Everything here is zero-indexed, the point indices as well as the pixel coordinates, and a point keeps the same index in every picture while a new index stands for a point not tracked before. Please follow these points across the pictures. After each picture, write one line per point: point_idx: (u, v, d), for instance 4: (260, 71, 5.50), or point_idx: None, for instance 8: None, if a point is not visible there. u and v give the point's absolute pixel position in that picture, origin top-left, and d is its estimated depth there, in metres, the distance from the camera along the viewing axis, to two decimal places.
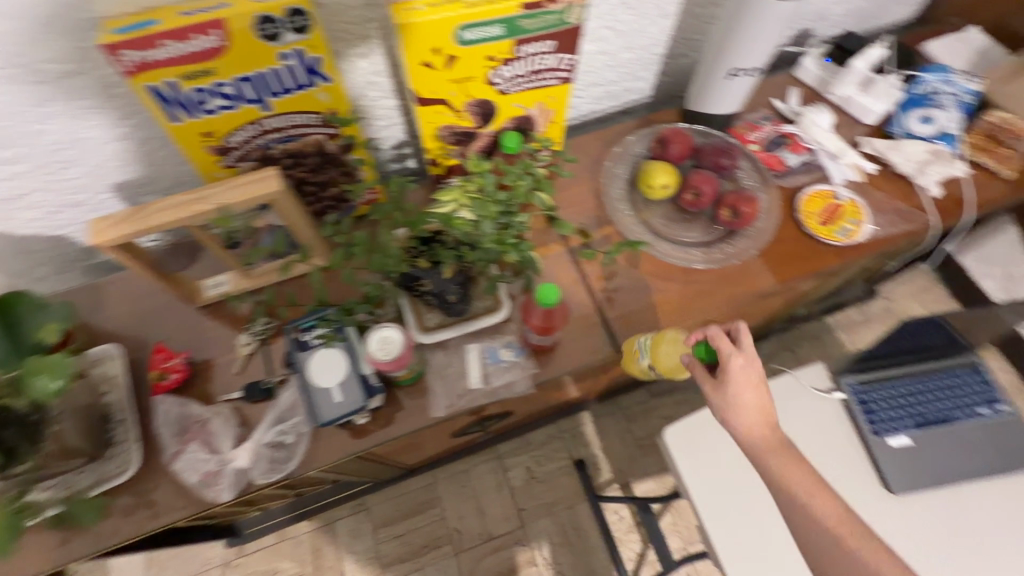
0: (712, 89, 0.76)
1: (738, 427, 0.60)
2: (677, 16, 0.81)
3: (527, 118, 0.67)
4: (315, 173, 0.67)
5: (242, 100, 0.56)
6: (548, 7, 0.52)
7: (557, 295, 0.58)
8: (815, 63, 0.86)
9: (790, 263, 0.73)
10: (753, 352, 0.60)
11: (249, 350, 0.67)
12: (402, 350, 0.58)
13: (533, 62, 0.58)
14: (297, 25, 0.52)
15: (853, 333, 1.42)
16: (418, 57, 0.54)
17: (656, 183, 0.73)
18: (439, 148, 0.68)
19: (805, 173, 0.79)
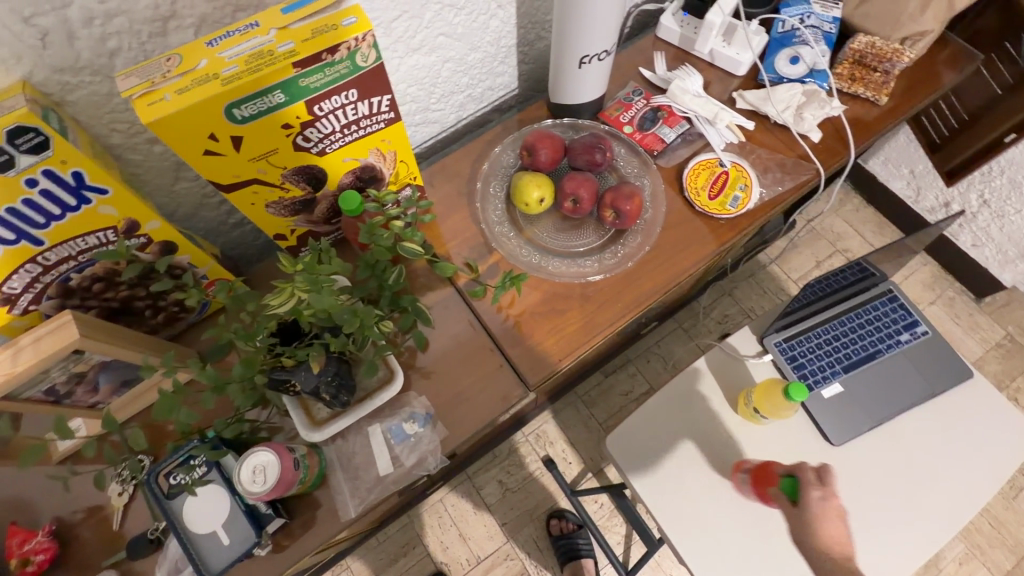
0: (570, 80, 0.70)
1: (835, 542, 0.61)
2: (516, 1, 0.73)
3: (366, 167, 0.59)
4: (141, 288, 0.58)
5: (1, 242, 0.47)
6: (329, 59, 0.44)
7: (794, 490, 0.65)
8: (674, 19, 0.79)
9: (685, 246, 0.69)
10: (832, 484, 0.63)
11: (124, 499, 0.59)
12: (282, 471, 0.51)
13: (342, 115, 0.50)
14: (29, 145, 0.43)
15: (785, 262, 1.42)
16: (194, 148, 0.45)
17: (531, 198, 0.67)
18: (276, 222, 0.60)
19: (685, 146, 0.74)
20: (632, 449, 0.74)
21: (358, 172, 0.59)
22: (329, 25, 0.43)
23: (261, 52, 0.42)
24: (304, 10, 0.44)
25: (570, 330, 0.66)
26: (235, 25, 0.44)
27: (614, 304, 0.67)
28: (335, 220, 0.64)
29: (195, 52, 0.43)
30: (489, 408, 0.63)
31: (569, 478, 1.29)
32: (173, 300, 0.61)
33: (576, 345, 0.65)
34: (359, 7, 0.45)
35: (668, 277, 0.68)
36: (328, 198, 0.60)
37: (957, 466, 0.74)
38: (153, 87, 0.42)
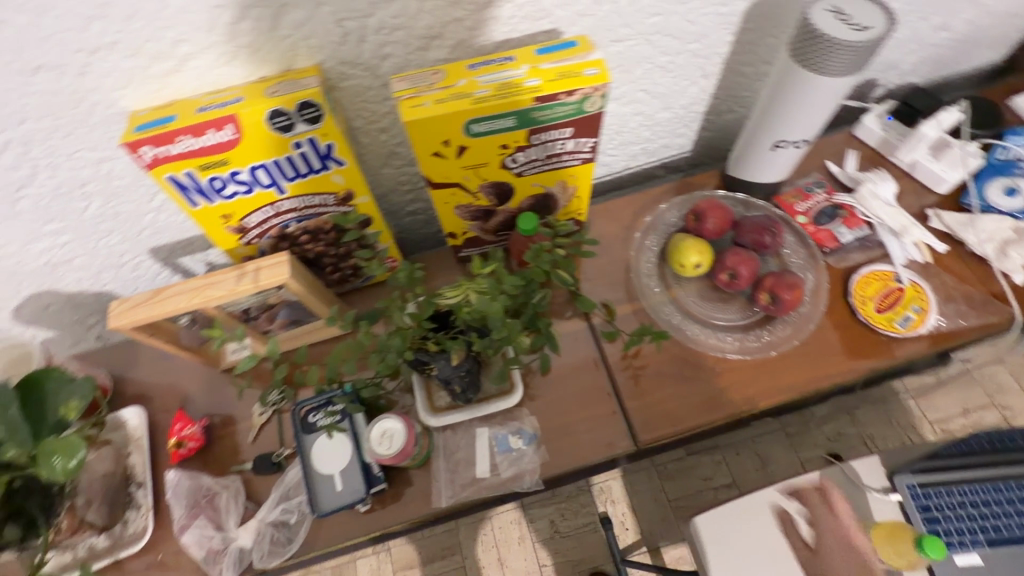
0: (756, 158, 0.70)
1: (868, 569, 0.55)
2: (720, 74, 0.75)
3: (548, 194, 0.64)
4: (333, 248, 0.67)
5: (257, 185, 0.57)
6: (563, 100, 0.49)
7: None
8: (878, 122, 0.76)
9: (838, 355, 0.66)
10: None
11: (263, 419, 0.68)
12: (405, 444, 0.56)
13: (550, 147, 0.55)
14: (308, 116, 0.52)
15: (924, 399, 1.27)
16: (428, 148, 0.52)
17: (688, 262, 0.68)
18: (455, 223, 0.66)
19: (860, 250, 0.71)
20: (715, 535, 0.74)
21: (539, 197, 0.64)
22: (573, 71, 0.48)
23: (510, 83, 0.48)
24: (554, 54, 0.50)
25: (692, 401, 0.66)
26: (493, 56, 0.51)
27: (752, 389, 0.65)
28: (502, 233, 0.70)
29: (456, 71, 0.50)
30: (592, 448, 0.64)
31: (622, 544, 1.24)
32: (351, 264, 0.70)
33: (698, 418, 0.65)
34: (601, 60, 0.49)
35: (809, 378, 0.65)
36: (505, 212, 0.66)
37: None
38: (417, 93, 0.49)
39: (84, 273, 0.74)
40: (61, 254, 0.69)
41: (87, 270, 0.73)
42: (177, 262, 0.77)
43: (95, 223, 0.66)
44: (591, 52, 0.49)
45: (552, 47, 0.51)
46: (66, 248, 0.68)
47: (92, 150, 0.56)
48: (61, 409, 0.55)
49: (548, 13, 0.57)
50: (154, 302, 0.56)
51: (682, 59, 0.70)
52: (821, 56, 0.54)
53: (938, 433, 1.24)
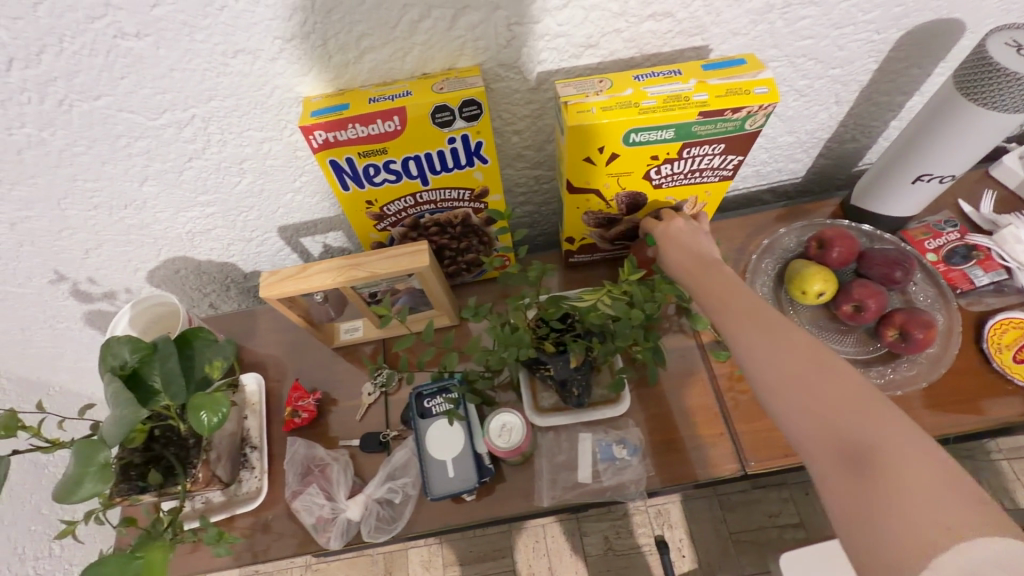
0: (889, 190, 0.68)
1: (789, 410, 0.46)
2: (854, 102, 0.73)
3: (677, 208, 0.64)
4: (456, 241, 0.70)
5: (406, 175, 0.60)
6: (727, 116, 0.49)
7: None
8: (1022, 164, 0.73)
9: (971, 402, 0.62)
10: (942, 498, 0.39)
11: (371, 399, 0.70)
12: (521, 439, 0.58)
13: (696, 162, 0.55)
14: (469, 113, 0.55)
15: (1017, 461, 1.19)
16: (581, 153, 0.53)
17: (811, 289, 0.66)
18: (578, 228, 0.67)
19: (996, 295, 0.68)
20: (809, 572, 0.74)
21: (666, 210, 0.65)
22: (740, 89, 0.49)
23: (677, 95, 0.49)
24: (720, 71, 0.51)
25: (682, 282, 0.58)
26: (657, 69, 0.52)
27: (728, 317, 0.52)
28: (619, 242, 0.70)
29: (621, 81, 0.51)
30: (699, 467, 0.63)
31: (677, 570, 1.21)
32: (468, 258, 0.72)
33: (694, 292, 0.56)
34: (768, 80, 0.50)
35: (939, 423, 0.62)
36: (629, 221, 0.66)
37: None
38: (582, 99, 0.51)
39: (217, 244, 0.79)
40: (203, 224, 0.74)
41: (220, 241, 0.78)
42: (299, 242, 0.81)
43: (239, 198, 0.70)
44: (759, 72, 0.50)
45: (718, 65, 0.51)
46: (209, 219, 0.73)
47: (260, 130, 0.60)
48: (205, 367, 0.59)
49: (704, 30, 0.58)
50: (300, 277, 0.60)
51: (820, 83, 0.69)
52: (990, 89, 0.53)
53: None
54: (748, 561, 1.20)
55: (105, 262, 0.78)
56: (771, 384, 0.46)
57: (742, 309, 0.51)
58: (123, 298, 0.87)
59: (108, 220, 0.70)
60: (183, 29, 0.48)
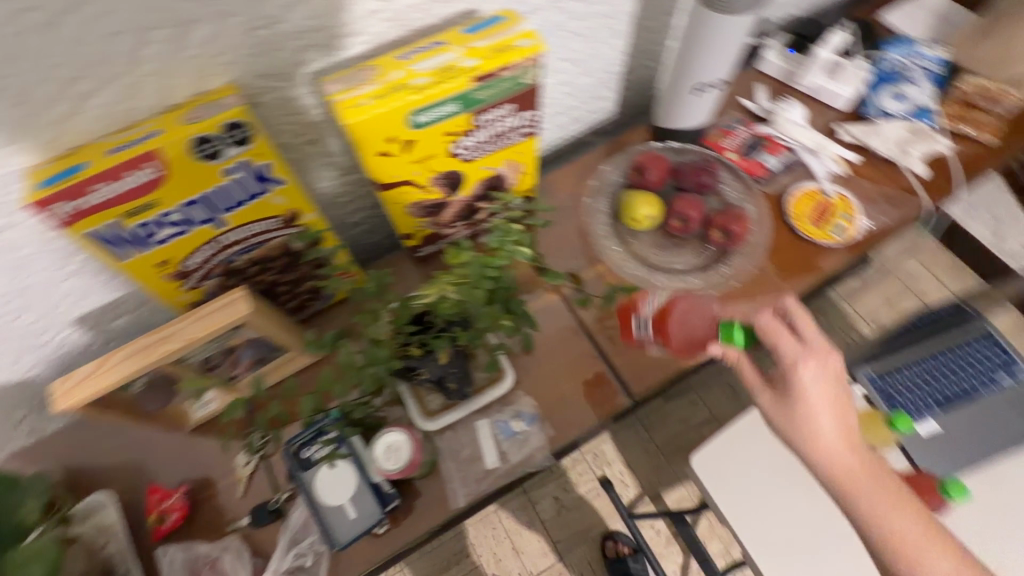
0: (680, 106, 0.73)
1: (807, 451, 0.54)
2: (631, 32, 0.77)
3: (498, 176, 0.64)
4: (286, 274, 0.64)
5: (193, 223, 0.53)
6: (501, 75, 0.48)
7: (958, 493, 0.65)
8: (779, 55, 0.82)
9: (790, 271, 0.71)
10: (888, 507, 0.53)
11: (250, 470, 0.63)
12: (412, 454, 0.56)
13: (494, 127, 0.55)
14: (237, 137, 0.48)
15: (855, 301, 1.40)
16: (373, 148, 0.50)
17: (640, 215, 0.71)
18: (410, 222, 0.65)
19: (788, 174, 0.76)
20: (719, 467, 0.75)
21: (489, 180, 0.64)
22: (507, 46, 0.48)
23: (447, 67, 0.48)
24: (484, 33, 0.49)
25: (782, 425, 0.55)
26: (422, 43, 0.49)
27: (783, 340, 0.55)
28: (457, 223, 0.69)
29: (388, 64, 0.48)
30: (592, 412, 0.66)
31: (625, 500, 1.28)
32: (308, 286, 0.67)
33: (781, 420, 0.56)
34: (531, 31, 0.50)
35: (773, 299, 0.70)
36: (458, 201, 0.65)
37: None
38: (352, 92, 0.47)
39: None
40: None
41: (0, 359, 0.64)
42: (107, 328, 0.69)
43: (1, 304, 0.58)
44: (520, 26, 0.49)
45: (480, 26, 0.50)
46: None
47: None
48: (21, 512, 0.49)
49: None
50: (103, 372, 0.51)
51: (594, 22, 0.71)
52: None
53: (872, 327, 1.37)
54: (680, 466, 1.31)
55: None
56: (798, 435, 0.54)
57: (838, 398, 0.54)
58: None
59: None
60: None
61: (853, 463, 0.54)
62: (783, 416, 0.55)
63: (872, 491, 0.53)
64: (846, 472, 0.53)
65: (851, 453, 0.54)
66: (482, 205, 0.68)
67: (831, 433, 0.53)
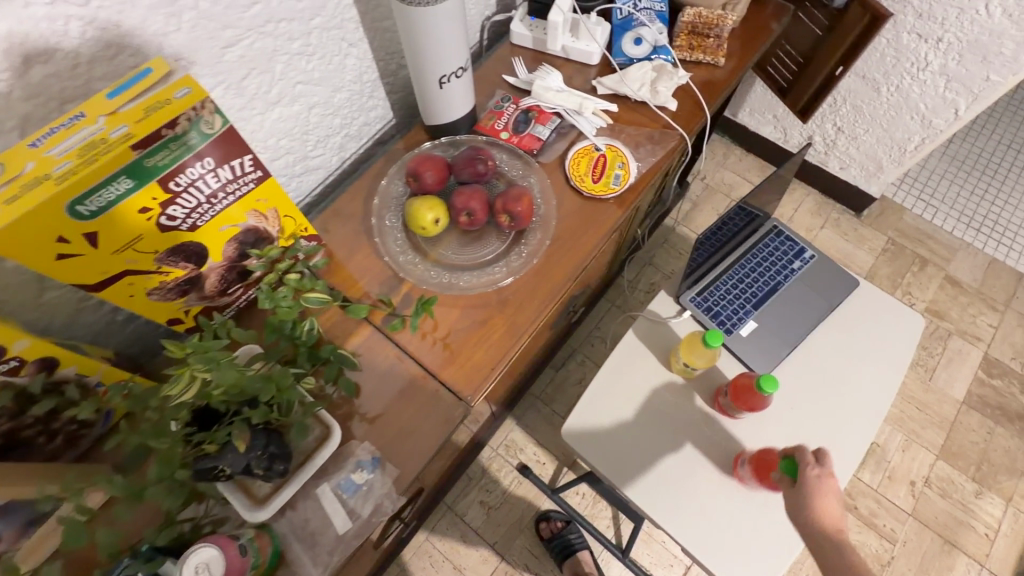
0: (434, 102, 0.72)
1: (813, 510, 0.64)
2: (366, 37, 0.74)
3: (250, 231, 0.58)
4: (27, 416, 0.53)
5: None
6: (168, 134, 0.43)
7: (771, 383, 0.70)
8: (523, 25, 0.83)
9: (585, 231, 0.73)
10: (832, 469, 0.66)
11: None
12: (229, 566, 0.49)
13: (204, 186, 0.49)
14: None
15: (691, 223, 1.51)
16: (44, 255, 0.42)
17: (426, 220, 0.68)
18: (165, 308, 0.57)
19: (561, 139, 0.78)
20: (587, 431, 0.78)
21: (242, 238, 0.58)
22: (161, 104, 0.42)
23: (93, 144, 0.40)
24: (131, 90, 0.42)
25: (791, 512, 0.66)
26: (58, 120, 0.39)
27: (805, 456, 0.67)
28: (230, 289, 0.62)
29: (15, 156, 0.40)
30: (434, 434, 0.63)
31: (546, 477, 1.30)
32: (69, 418, 0.56)
33: (804, 502, 0.64)
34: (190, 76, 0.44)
35: (575, 263, 0.71)
36: (215, 269, 0.58)
37: (863, 381, 0.81)
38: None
39: None
40: None
41: None
42: None
43: None
44: (173, 72, 0.42)
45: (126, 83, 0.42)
46: None
47: None
48: None
49: (120, 47, 0.49)
50: None
51: (316, 37, 0.67)
52: None
53: None
54: None
55: None
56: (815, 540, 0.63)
57: (829, 489, 0.64)
58: None
59: None
60: None
61: (836, 521, 0.63)
62: (798, 501, 0.65)
63: (829, 494, 0.64)
64: (823, 526, 0.63)
65: (835, 508, 0.64)
66: (251, 263, 0.61)
67: (828, 508, 0.64)
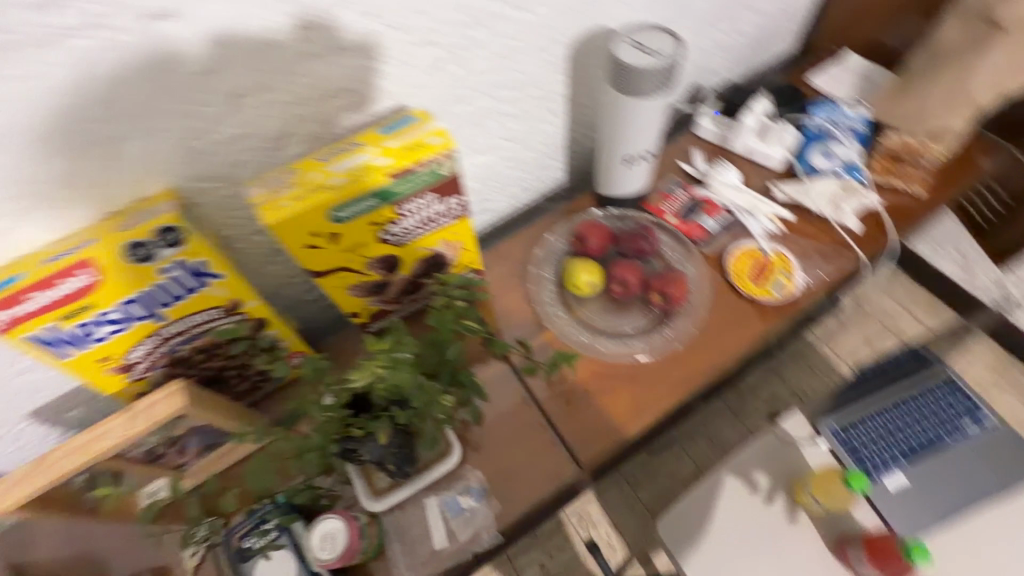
0: (614, 177, 0.77)
1: None
2: (566, 109, 0.82)
3: (436, 254, 0.66)
4: (234, 359, 0.65)
5: (133, 319, 0.55)
6: (416, 170, 0.52)
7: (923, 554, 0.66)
8: (711, 121, 0.86)
9: (733, 330, 0.72)
10: None
11: (197, 559, 0.63)
12: (347, 542, 0.56)
13: (421, 214, 0.58)
14: (170, 240, 0.52)
15: (835, 342, 1.40)
16: (300, 242, 0.53)
17: (582, 281, 0.72)
18: (353, 302, 0.67)
19: (726, 233, 0.79)
20: (686, 540, 0.72)
21: (428, 259, 0.67)
22: (421, 147, 0.52)
23: (362, 168, 0.51)
24: (398, 132, 0.53)
25: None
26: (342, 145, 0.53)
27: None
28: (402, 300, 0.71)
29: (307, 165, 0.51)
30: (541, 483, 0.65)
31: (613, 563, 1.23)
32: (258, 369, 0.68)
33: None
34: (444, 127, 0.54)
35: (716, 358, 0.71)
36: (398, 280, 0.67)
37: None
38: (272, 197, 0.50)
39: None
40: None
41: None
42: (65, 418, 0.70)
43: None
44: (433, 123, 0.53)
45: (394, 126, 0.53)
46: None
47: None
48: None
49: (388, 93, 0.60)
50: (41, 473, 0.52)
51: (527, 105, 0.76)
52: (635, 83, 0.60)
53: (853, 368, 1.36)
54: None
55: None
56: None
57: None
58: None
59: None
60: None
61: None
62: None
63: None
64: None
65: None
66: (426, 280, 0.70)
67: None
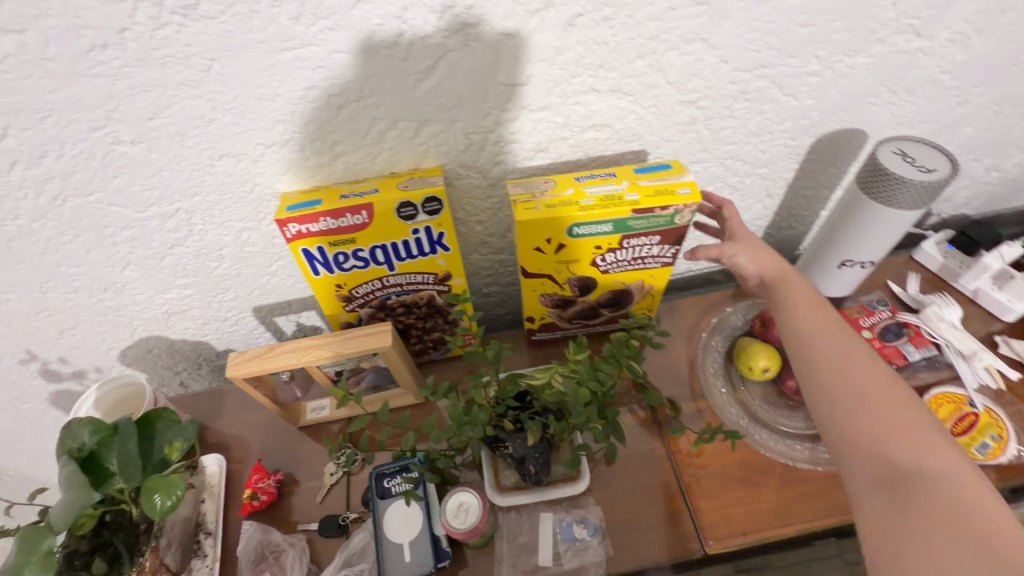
0: (819, 275, 0.75)
1: None
2: (784, 196, 0.82)
3: (626, 291, 0.69)
4: (422, 321, 0.73)
5: (373, 262, 0.65)
6: (657, 213, 0.56)
7: None
8: (937, 249, 0.81)
9: None
10: None
11: (333, 479, 0.70)
12: (478, 520, 0.59)
13: (637, 252, 0.62)
14: (430, 208, 0.60)
15: None
16: (532, 244, 0.59)
17: (757, 365, 0.71)
18: (537, 308, 0.72)
19: (928, 370, 0.72)
20: None
21: (617, 293, 0.70)
22: (668, 190, 0.57)
23: (614, 194, 0.57)
24: (652, 177, 0.59)
25: None
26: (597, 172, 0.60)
27: None
28: (574, 321, 0.75)
29: (566, 182, 0.59)
30: (658, 547, 0.63)
31: None
32: (434, 337, 0.76)
33: None
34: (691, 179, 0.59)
35: None
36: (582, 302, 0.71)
37: None
38: (530, 197, 0.58)
39: (192, 324, 0.81)
40: (180, 305, 0.77)
41: (195, 320, 0.81)
42: (273, 321, 0.84)
43: (219, 281, 0.74)
44: (682, 174, 0.59)
45: (648, 172, 0.60)
46: (185, 300, 0.76)
47: (240, 221, 0.65)
48: (165, 448, 0.60)
49: (639, 138, 0.66)
50: (269, 358, 0.62)
51: (750, 181, 0.77)
52: (893, 190, 0.60)
53: None
54: None
55: (79, 341, 0.79)
56: None
57: None
58: (93, 377, 0.87)
59: (86, 301, 0.73)
60: (174, 138, 0.54)
61: None
62: None
63: None
64: None
65: None
66: (603, 310, 0.73)
67: None
